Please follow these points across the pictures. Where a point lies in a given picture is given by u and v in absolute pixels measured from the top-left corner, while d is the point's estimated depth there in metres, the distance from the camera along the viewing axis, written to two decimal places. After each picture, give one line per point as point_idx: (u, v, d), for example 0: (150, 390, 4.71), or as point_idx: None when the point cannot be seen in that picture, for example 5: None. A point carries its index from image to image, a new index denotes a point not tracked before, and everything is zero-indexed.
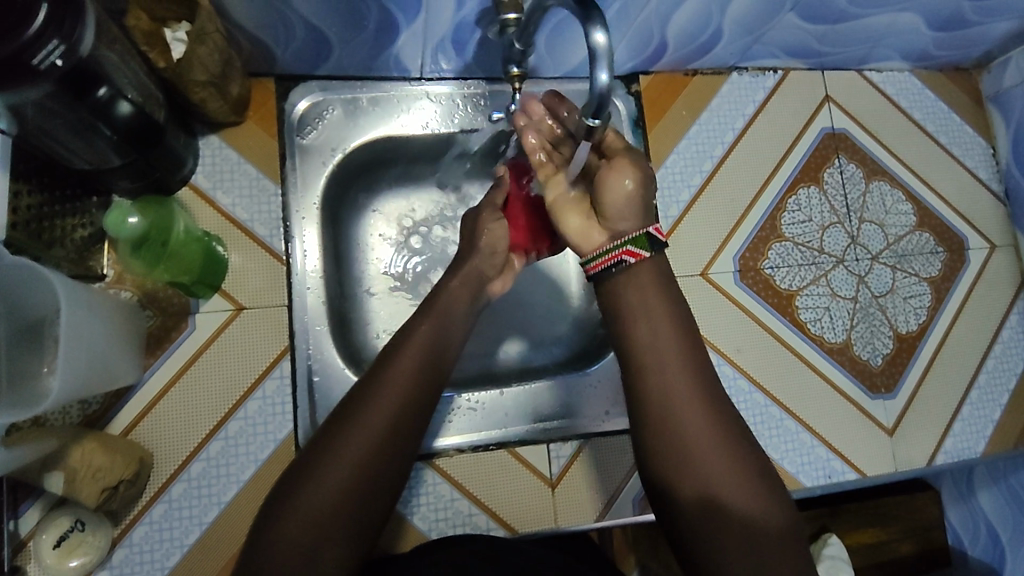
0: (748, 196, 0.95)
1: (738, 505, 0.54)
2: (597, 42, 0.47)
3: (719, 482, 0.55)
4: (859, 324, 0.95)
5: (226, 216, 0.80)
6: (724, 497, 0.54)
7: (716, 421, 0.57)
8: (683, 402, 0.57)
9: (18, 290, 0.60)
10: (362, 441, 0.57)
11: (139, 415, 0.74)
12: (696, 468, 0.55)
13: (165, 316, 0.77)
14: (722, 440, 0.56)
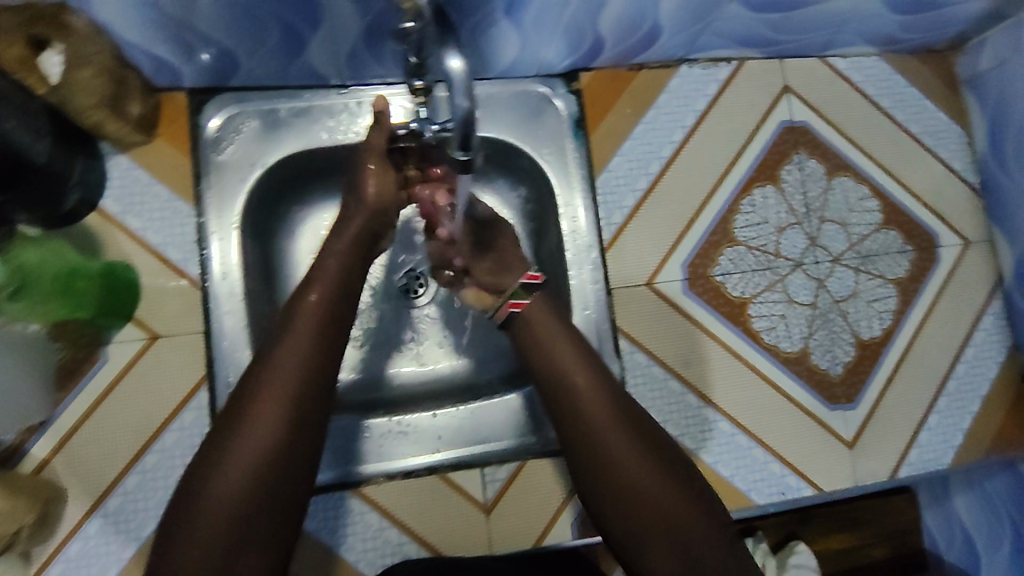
0: (699, 198, 0.90)
1: (661, 507, 0.57)
2: (454, 68, 0.44)
3: (642, 489, 0.58)
4: (818, 331, 0.90)
5: (138, 242, 0.77)
6: (646, 500, 0.58)
7: (627, 422, 0.61)
8: (598, 416, 0.61)
9: None
10: (256, 445, 0.55)
11: (53, 451, 0.73)
12: (620, 476, 0.58)
13: (75, 349, 0.74)
14: (639, 445, 0.60)
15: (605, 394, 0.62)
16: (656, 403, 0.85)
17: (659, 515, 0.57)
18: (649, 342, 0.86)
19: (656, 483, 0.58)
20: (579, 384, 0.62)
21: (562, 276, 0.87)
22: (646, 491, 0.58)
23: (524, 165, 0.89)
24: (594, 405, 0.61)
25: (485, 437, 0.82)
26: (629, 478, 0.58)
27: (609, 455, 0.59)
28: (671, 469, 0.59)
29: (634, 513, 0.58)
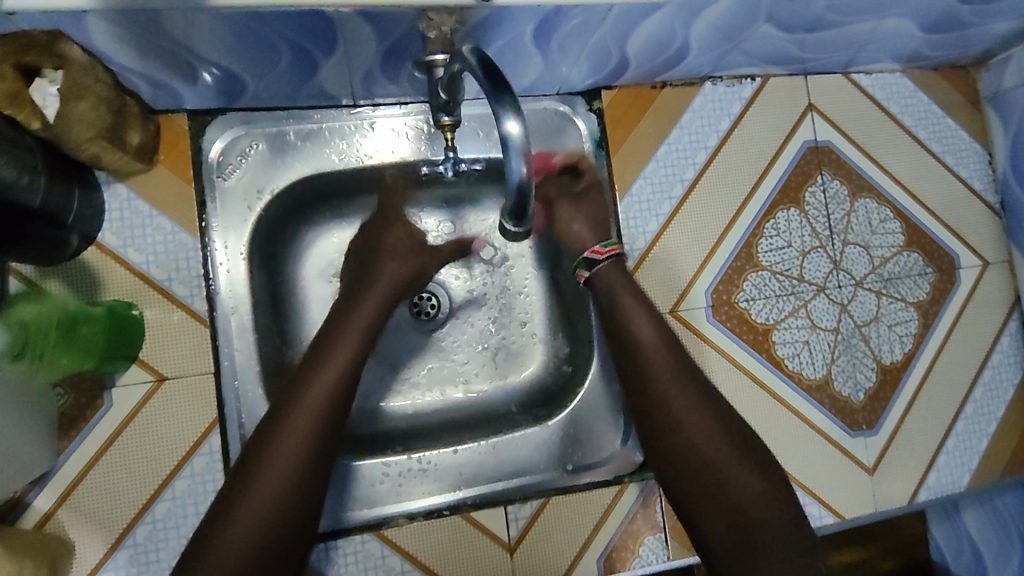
0: (723, 221, 0.87)
1: (740, 505, 0.63)
2: (512, 131, 0.41)
3: (720, 484, 0.64)
4: (840, 357, 0.89)
5: (139, 277, 0.72)
6: (729, 496, 0.63)
7: (701, 398, 0.68)
8: (683, 410, 0.67)
9: None
10: (283, 464, 0.59)
11: (56, 504, 0.68)
12: (684, 440, 0.66)
13: (78, 393, 0.70)
14: (720, 438, 0.66)
15: (688, 386, 0.69)
16: None
17: (738, 513, 0.62)
18: None
19: (735, 476, 0.64)
20: (662, 376, 0.69)
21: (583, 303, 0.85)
22: (713, 460, 0.65)
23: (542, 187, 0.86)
24: (680, 399, 0.68)
25: (508, 472, 0.81)
26: (714, 469, 0.64)
27: (699, 444, 0.66)
28: (747, 466, 0.65)
29: (699, 480, 0.64)
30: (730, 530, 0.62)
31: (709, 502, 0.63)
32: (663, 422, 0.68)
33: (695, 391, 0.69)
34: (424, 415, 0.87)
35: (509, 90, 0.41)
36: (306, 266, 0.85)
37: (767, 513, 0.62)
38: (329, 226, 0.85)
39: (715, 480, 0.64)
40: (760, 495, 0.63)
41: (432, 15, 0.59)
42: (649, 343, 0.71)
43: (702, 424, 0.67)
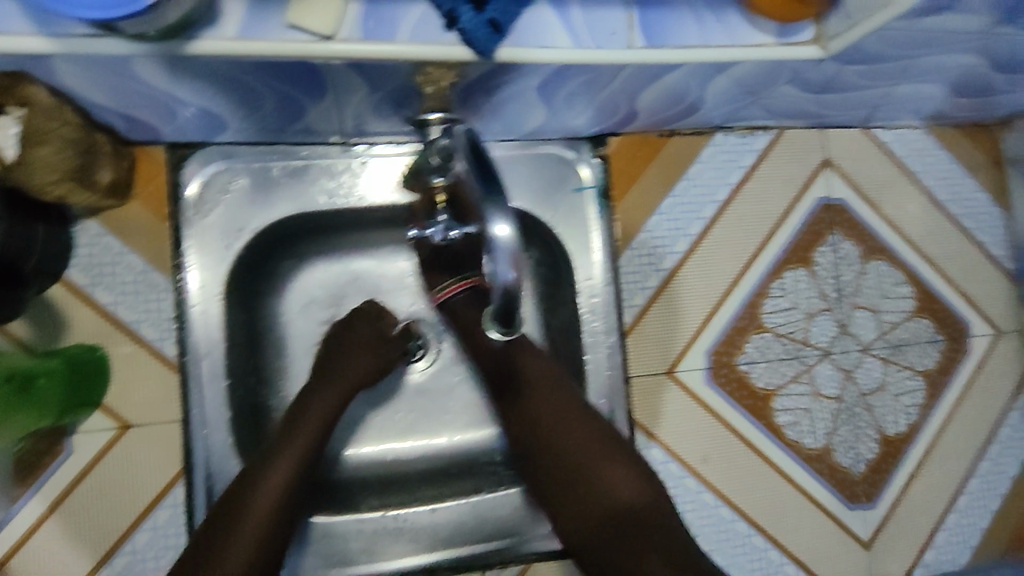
0: (728, 279, 0.83)
1: (613, 495, 0.64)
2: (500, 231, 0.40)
3: (597, 481, 0.65)
4: (842, 426, 0.85)
5: (107, 317, 0.68)
6: (595, 491, 0.65)
7: (564, 403, 0.69)
8: (551, 418, 0.68)
9: None
10: (265, 505, 0.62)
11: (6, 555, 0.65)
12: (554, 449, 0.68)
13: (35, 438, 0.66)
14: (591, 441, 0.67)
15: (560, 388, 0.70)
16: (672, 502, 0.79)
17: (608, 502, 0.64)
18: (668, 437, 0.80)
19: (607, 473, 0.65)
20: (535, 387, 0.70)
21: (575, 358, 0.80)
22: (580, 464, 0.66)
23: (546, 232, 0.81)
24: (552, 409, 0.69)
25: (490, 534, 0.77)
26: (585, 469, 0.66)
27: (566, 455, 0.67)
28: (620, 458, 0.66)
29: (572, 484, 0.66)
30: (598, 520, 0.64)
31: (582, 499, 0.65)
32: (536, 432, 0.69)
33: (560, 395, 0.69)
34: (405, 463, 0.80)
35: (499, 189, 0.41)
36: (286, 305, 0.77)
37: (639, 498, 0.64)
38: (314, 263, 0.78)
39: (591, 477, 0.65)
40: (635, 487, 0.64)
41: (428, 70, 0.55)
42: (526, 362, 0.70)
43: (575, 429, 0.68)
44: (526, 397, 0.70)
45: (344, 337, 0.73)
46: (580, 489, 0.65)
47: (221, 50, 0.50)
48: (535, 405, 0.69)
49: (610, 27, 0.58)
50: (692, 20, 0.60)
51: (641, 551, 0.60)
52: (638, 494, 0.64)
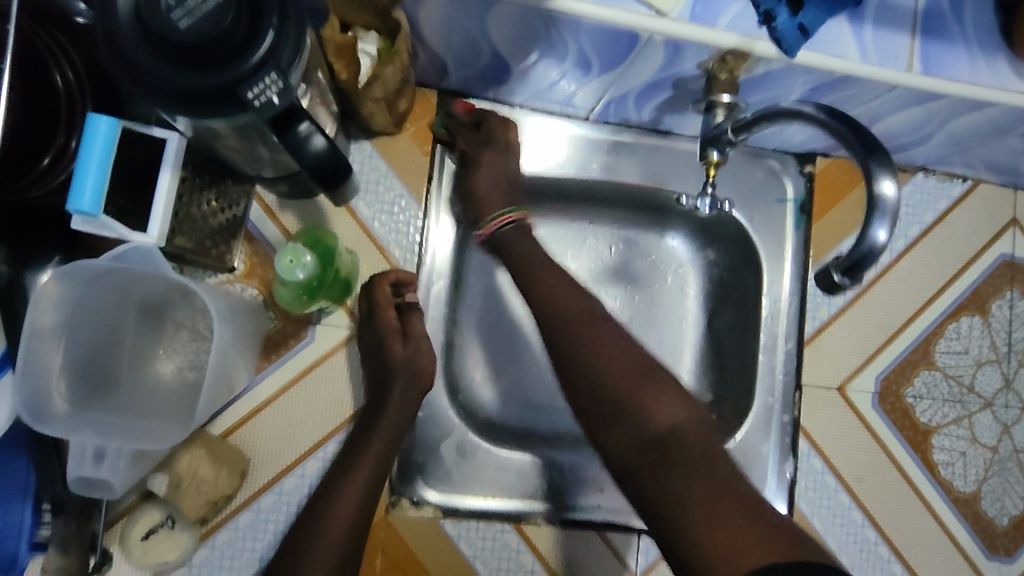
0: (906, 313, 0.86)
1: (657, 425, 0.58)
2: (884, 190, 0.44)
3: (642, 411, 0.59)
4: (993, 477, 0.87)
5: (363, 230, 0.76)
6: (644, 422, 0.58)
7: (595, 324, 0.65)
8: (596, 350, 0.63)
9: (138, 282, 0.59)
10: (339, 531, 0.59)
11: (240, 420, 0.72)
12: (586, 368, 0.63)
13: (286, 321, 0.74)
14: (637, 375, 0.61)
15: (603, 330, 0.64)
16: (822, 511, 0.82)
17: (651, 430, 0.58)
18: (826, 448, 0.83)
19: (660, 407, 0.59)
20: (581, 324, 0.65)
21: (748, 357, 0.86)
22: (598, 378, 0.62)
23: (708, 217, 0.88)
24: (603, 341, 0.63)
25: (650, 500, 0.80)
26: (626, 404, 0.60)
27: (601, 378, 0.62)
28: (668, 389, 0.60)
29: (605, 403, 0.61)
30: (639, 449, 0.58)
31: (624, 427, 0.59)
32: (580, 362, 0.63)
33: (581, 321, 0.65)
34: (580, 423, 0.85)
35: (885, 151, 0.45)
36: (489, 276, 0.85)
37: (696, 430, 0.58)
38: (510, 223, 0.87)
39: (627, 404, 0.60)
40: (689, 416, 0.59)
41: (728, 58, 0.61)
42: (554, 304, 0.67)
43: (604, 356, 0.63)
44: (563, 339, 0.65)
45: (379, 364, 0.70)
46: (614, 419, 0.60)
47: (575, 8, 0.56)
48: (575, 342, 0.64)
49: (895, 51, 0.62)
50: (965, 60, 0.64)
51: (677, 475, 0.55)
52: (693, 426, 0.58)
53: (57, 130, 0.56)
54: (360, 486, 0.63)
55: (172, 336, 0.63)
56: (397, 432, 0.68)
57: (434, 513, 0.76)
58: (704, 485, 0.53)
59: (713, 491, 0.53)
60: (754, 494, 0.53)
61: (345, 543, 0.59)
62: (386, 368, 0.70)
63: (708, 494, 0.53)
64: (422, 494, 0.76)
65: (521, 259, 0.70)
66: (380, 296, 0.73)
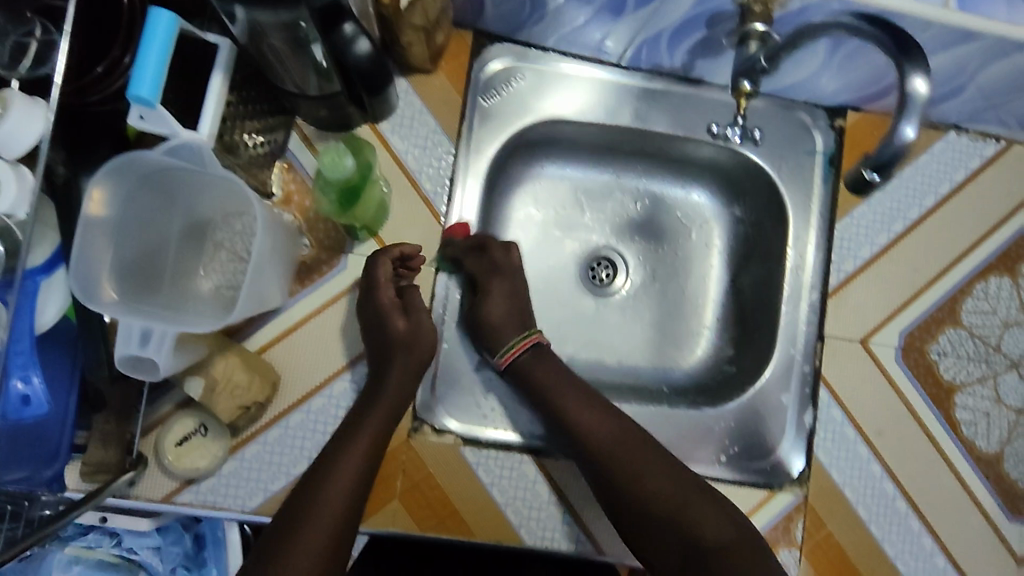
0: (935, 269, 0.86)
1: (708, 542, 0.66)
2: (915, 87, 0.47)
3: (691, 525, 0.67)
4: (1017, 439, 0.86)
5: (397, 163, 0.78)
6: (693, 534, 0.67)
7: (648, 449, 0.72)
8: (656, 477, 0.70)
9: (184, 190, 0.63)
10: (338, 501, 0.64)
11: (273, 340, 0.74)
12: (642, 503, 0.69)
13: (321, 249, 0.76)
14: (675, 484, 0.70)
15: (650, 454, 0.71)
16: (841, 463, 0.82)
17: (703, 544, 0.66)
18: (848, 400, 0.83)
19: (654, 479, 0.70)
20: (575, 409, 0.74)
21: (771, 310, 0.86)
22: (655, 495, 0.69)
23: (731, 164, 0.91)
24: (595, 426, 0.73)
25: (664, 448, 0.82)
26: (674, 514, 0.68)
27: (653, 496, 0.69)
28: (663, 464, 0.71)
29: (662, 532, 0.68)
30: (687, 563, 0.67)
31: (672, 542, 0.68)
32: (636, 497, 0.69)
33: (588, 400, 0.75)
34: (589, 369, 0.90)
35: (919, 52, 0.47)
36: (505, 213, 0.93)
37: (733, 537, 0.67)
38: (536, 167, 0.94)
39: (685, 520, 0.68)
40: (689, 496, 0.69)
41: None
42: (593, 434, 0.72)
43: (663, 483, 0.70)
44: (617, 491, 0.70)
45: (387, 324, 0.72)
46: (671, 533, 0.68)
47: None
48: (618, 471, 0.70)
49: None
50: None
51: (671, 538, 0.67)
52: (682, 499, 0.69)
53: (113, 44, 0.58)
54: (366, 443, 0.67)
55: (212, 255, 0.66)
56: (409, 378, 0.72)
57: (455, 440, 0.78)
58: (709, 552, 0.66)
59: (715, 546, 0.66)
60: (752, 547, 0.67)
61: (345, 505, 0.64)
62: (399, 319, 0.72)
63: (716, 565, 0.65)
64: (445, 424, 0.78)
65: (545, 389, 0.75)
66: (381, 272, 0.73)
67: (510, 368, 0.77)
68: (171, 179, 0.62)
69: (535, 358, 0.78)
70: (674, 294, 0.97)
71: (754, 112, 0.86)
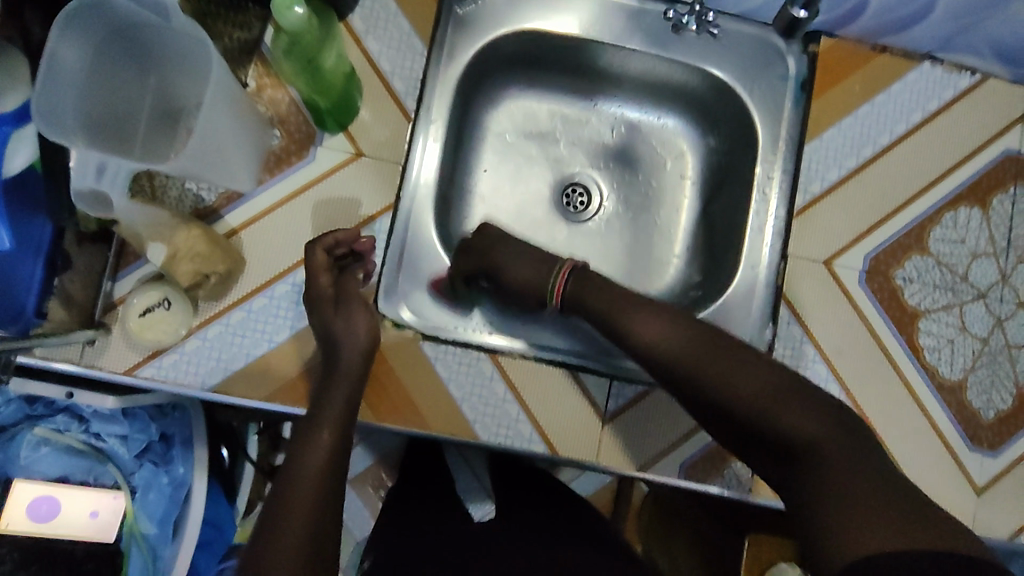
0: (904, 195, 0.86)
1: (898, 487, 0.54)
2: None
3: (878, 469, 0.56)
4: (981, 368, 0.85)
5: (369, 62, 0.80)
6: (887, 482, 0.54)
7: (806, 402, 0.61)
8: (807, 419, 0.59)
9: (163, 68, 0.67)
10: (316, 467, 0.62)
11: (242, 224, 0.76)
12: (804, 442, 0.58)
13: (290, 140, 0.78)
14: (829, 421, 0.59)
15: (807, 394, 0.61)
16: None
17: (899, 491, 0.54)
18: (809, 319, 0.84)
19: (794, 414, 0.60)
20: (702, 353, 0.65)
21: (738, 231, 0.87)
22: (816, 438, 0.58)
23: (704, 90, 0.92)
24: (736, 364, 0.64)
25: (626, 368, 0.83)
26: (822, 459, 0.57)
27: (808, 435, 0.59)
28: (807, 396, 0.61)
29: (824, 480, 0.56)
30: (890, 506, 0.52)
31: (863, 496, 0.54)
32: (793, 440, 0.59)
33: (712, 346, 0.66)
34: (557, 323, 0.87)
35: None
36: (481, 132, 0.95)
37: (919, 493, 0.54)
38: (512, 89, 0.95)
39: (860, 469, 0.56)
40: (828, 423, 0.59)
41: None
42: (747, 376, 0.63)
43: (816, 423, 0.59)
44: (776, 430, 0.60)
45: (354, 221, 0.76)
46: (853, 483, 0.55)
47: None
48: (775, 404, 0.61)
49: None
50: None
51: (827, 479, 0.56)
52: (826, 427, 0.59)
53: None
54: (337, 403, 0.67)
55: (178, 138, 0.66)
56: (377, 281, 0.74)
57: (414, 334, 0.80)
58: (870, 489, 0.54)
59: (863, 482, 0.54)
60: (907, 482, 0.55)
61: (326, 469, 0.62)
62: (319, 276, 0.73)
63: (881, 506, 0.52)
64: (400, 315, 0.81)
65: (675, 347, 0.66)
66: (315, 262, 0.73)
67: (563, 301, 0.76)
68: (154, 55, 0.66)
69: (580, 283, 0.75)
70: (647, 221, 0.98)
71: (726, 32, 0.87)
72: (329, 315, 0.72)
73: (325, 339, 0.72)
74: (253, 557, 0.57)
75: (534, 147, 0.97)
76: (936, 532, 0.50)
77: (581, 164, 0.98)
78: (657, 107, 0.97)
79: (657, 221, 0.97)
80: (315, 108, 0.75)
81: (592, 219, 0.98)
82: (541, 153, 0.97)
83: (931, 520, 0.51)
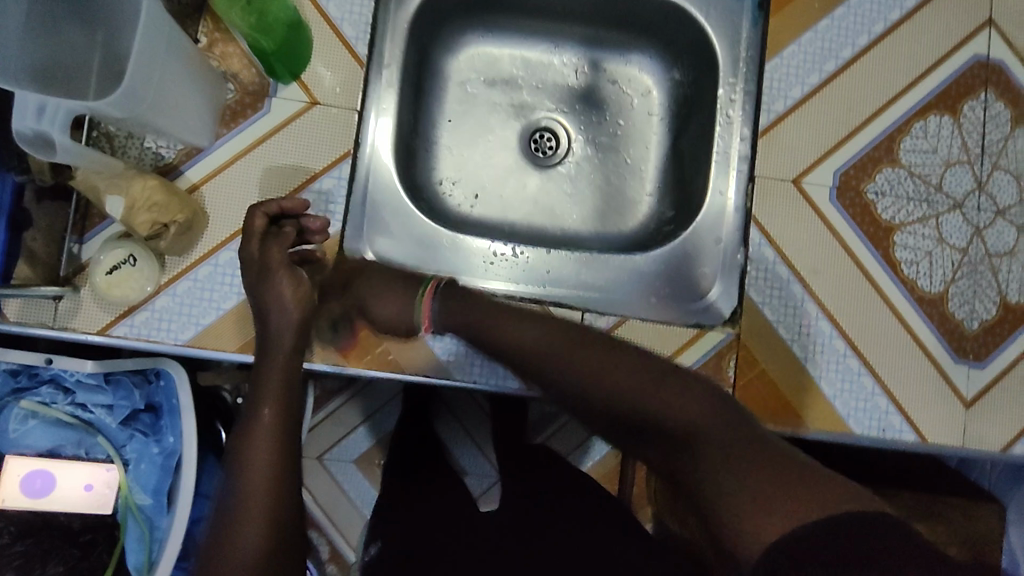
0: (869, 108, 0.84)
1: (755, 452, 0.55)
2: None
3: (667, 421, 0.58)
4: (962, 279, 0.84)
5: (320, 11, 0.80)
6: (751, 449, 0.55)
7: (635, 370, 0.62)
8: (677, 397, 0.59)
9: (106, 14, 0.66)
10: (267, 448, 0.62)
11: (203, 179, 0.77)
12: (672, 429, 0.58)
13: (245, 94, 0.78)
14: (683, 395, 0.59)
15: (629, 358, 0.63)
16: (775, 299, 0.82)
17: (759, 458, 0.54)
18: (780, 239, 0.82)
19: (681, 400, 0.59)
20: (592, 347, 0.64)
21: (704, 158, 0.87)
22: (660, 414, 0.58)
23: (662, 21, 0.91)
24: (612, 358, 0.63)
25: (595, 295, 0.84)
26: (689, 433, 0.57)
27: (688, 422, 0.57)
28: (671, 379, 0.60)
29: (707, 458, 0.55)
30: (712, 458, 0.55)
31: (717, 470, 0.54)
32: (668, 437, 0.58)
33: (588, 343, 0.64)
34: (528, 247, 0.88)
35: None
36: (442, 80, 0.95)
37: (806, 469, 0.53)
38: (471, 36, 0.95)
39: (693, 442, 0.56)
40: (704, 406, 0.58)
41: None
42: (614, 364, 0.62)
43: (696, 405, 0.58)
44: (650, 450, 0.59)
45: None
46: (719, 455, 0.55)
47: None
48: (629, 398, 0.60)
49: None
50: None
51: (705, 461, 0.55)
52: (713, 418, 0.57)
53: None
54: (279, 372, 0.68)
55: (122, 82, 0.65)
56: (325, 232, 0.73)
57: None
58: (754, 468, 0.53)
59: (747, 461, 0.54)
60: (792, 453, 0.55)
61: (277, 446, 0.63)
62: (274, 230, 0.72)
63: (776, 486, 0.51)
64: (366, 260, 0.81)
65: (515, 354, 0.66)
66: (251, 227, 0.72)
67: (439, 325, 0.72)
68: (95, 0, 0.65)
69: (447, 301, 0.71)
70: (616, 160, 0.97)
71: None
72: (262, 268, 0.71)
73: (261, 284, 0.71)
74: (215, 550, 0.58)
75: (497, 93, 0.97)
76: (832, 499, 0.50)
77: (547, 108, 0.98)
78: (617, 43, 0.96)
79: (626, 159, 0.97)
80: (264, 55, 0.75)
81: (562, 162, 0.97)
82: (506, 98, 0.97)
83: (813, 481, 0.51)
